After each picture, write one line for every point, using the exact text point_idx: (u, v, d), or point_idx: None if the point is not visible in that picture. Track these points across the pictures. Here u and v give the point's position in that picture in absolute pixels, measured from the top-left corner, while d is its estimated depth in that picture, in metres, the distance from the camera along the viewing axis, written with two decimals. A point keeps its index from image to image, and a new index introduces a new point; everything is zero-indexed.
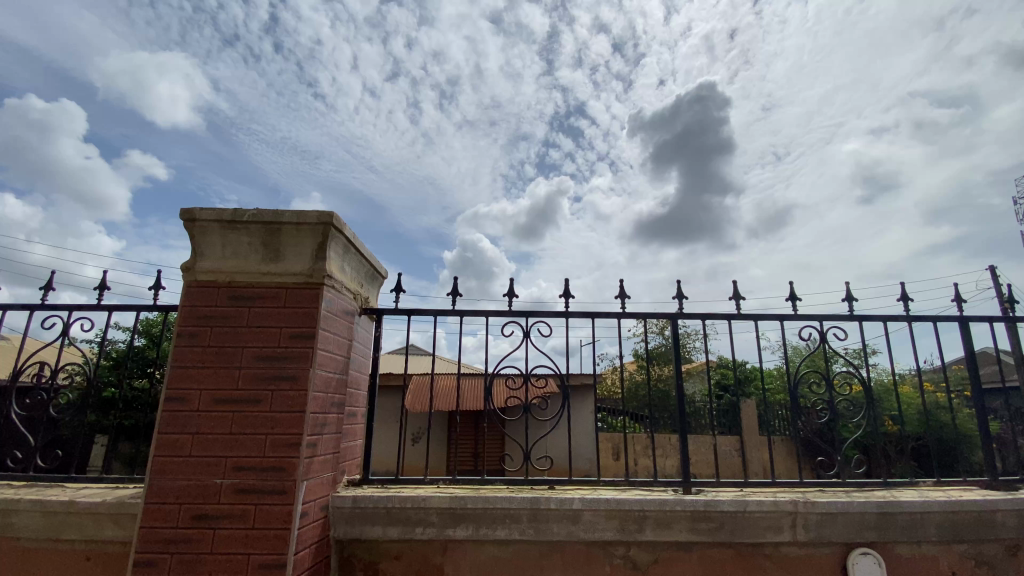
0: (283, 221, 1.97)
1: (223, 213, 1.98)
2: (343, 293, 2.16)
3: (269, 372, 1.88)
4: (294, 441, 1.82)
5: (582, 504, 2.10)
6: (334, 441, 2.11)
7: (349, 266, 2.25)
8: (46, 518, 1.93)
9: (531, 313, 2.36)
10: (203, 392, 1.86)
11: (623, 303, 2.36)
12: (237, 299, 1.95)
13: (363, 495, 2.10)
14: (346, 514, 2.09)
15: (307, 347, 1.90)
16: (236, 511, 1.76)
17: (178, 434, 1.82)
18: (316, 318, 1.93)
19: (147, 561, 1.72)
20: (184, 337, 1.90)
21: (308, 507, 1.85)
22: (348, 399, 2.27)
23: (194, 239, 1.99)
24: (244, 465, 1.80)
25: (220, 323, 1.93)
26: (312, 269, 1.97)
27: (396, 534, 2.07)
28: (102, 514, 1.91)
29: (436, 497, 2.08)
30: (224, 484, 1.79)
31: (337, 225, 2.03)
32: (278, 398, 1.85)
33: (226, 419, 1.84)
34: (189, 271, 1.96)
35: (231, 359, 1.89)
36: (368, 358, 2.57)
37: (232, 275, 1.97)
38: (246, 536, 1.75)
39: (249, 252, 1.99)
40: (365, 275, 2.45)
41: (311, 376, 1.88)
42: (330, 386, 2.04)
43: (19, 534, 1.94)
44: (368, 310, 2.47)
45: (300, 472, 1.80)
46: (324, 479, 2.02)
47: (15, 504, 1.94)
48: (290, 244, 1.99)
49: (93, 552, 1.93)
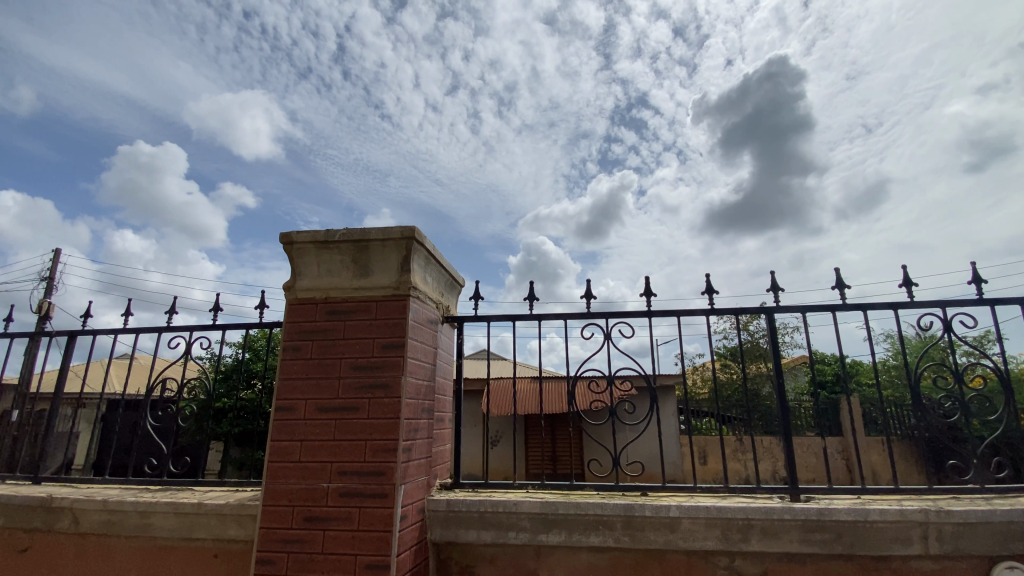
0: (371, 238, 2.07)
1: (317, 234, 2.11)
2: (426, 302, 2.23)
3: (366, 380, 1.97)
4: (392, 445, 1.89)
5: (679, 511, 2.00)
6: (427, 445, 2.17)
7: (431, 276, 2.32)
8: (179, 519, 2.15)
9: (611, 314, 2.29)
10: (308, 401, 1.99)
11: (711, 299, 2.22)
12: (333, 313, 2.07)
13: (456, 499, 2.14)
14: (441, 517, 2.15)
15: (398, 356, 1.98)
16: (343, 513, 1.86)
17: (289, 441, 1.97)
18: (404, 327, 2.00)
19: (267, 559, 1.87)
20: (290, 352, 2.05)
21: (406, 510, 1.92)
22: (436, 405, 2.33)
23: (293, 260, 2.14)
24: (347, 470, 1.90)
25: (319, 337, 2.05)
26: (398, 282, 2.05)
27: (490, 538, 2.09)
28: (227, 515, 2.10)
29: (528, 501, 2.07)
30: (330, 488, 1.89)
31: (419, 238, 2.10)
32: (374, 405, 1.94)
33: (329, 426, 1.96)
34: (291, 290, 2.12)
35: (331, 370, 2.01)
36: (452, 365, 2.63)
37: (327, 291, 2.09)
38: (353, 538, 1.84)
39: (341, 269, 2.11)
40: (444, 285, 2.51)
41: (403, 384, 1.95)
42: (420, 393, 2.10)
43: (157, 533, 2.17)
44: (450, 318, 2.52)
45: (398, 476, 1.87)
46: (419, 482, 2.08)
47: (153, 506, 2.17)
48: (377, 260, 2.09)
49: (220, 550, 2.12)
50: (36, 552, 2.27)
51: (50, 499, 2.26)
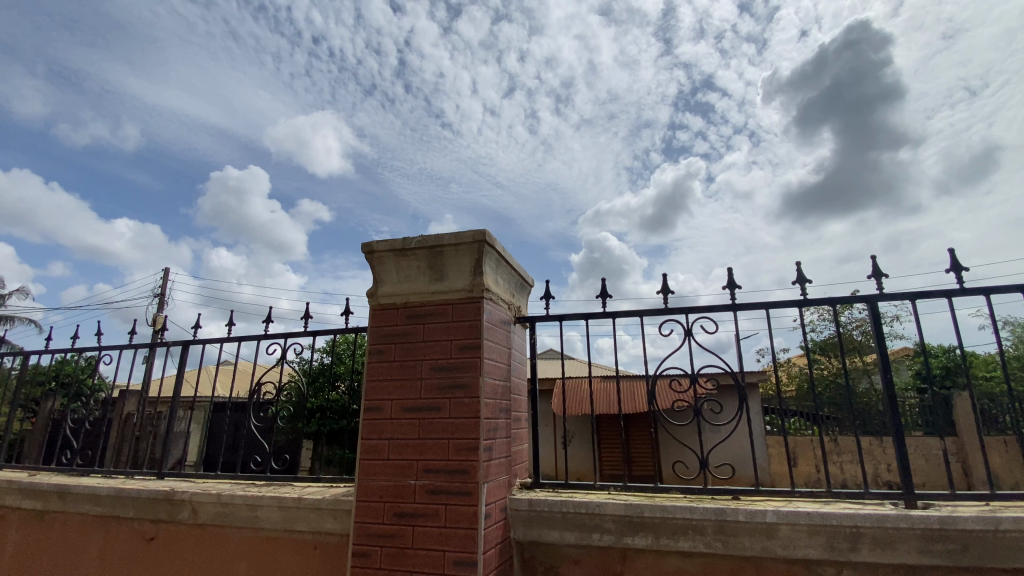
0: (444, 243, 2.13)
1: (395, 242, 2.20)
2: (499, 303, 2.25)
3: (446, 381, 2.03)
4: (473, 444, 1.93)
5: (777, 517, 1.87)
6: (506, 444, 2.19)
7: (502, 277, 2.34)
8: (282, 512, 2.32)
9: (691, 308, 2.19)
10: (393, 402, 2.08)
11: (803, 289, 2.06)
12: (413, 317, 2.15)
13: (538, 499, 2.14)
14: (524, 517, 2.16)
15: (475, 357, 2.01)
16: (430, 510, 1.92)
17: (377, 439, 2.07)
18: (479, 328, 2.04)
19: (363, 552, 1.97)
20: (375, 354, 2.16)
21: (490, 508, 1.95)
22: (513, 405, 2.35)
23: (374, 268, 2.25)
24: (433, 468, 1.96)
25: (401, 339, 2.14)
26: (472, 284, 2.09)
27: (574, 538, 2.07)
28: (323, 509, 2.25)
29: (611, 503, 2.02)
30: (418, 485, 1.96)
31: (490, 240, 2.12)
32: (455, 405, 1.99)
33: (414, 426, 2.03)
34: (373, 296, 2.23)
35: (413, 371, 2.08)
36: (525, 364, 2.64)
37: (407, 296, 2.17)
38: (440, 534, 1.89)
39: (418, 275, 2.18)
40: (515, 286, 2.52)
41: (481, 384, 1.98)
42: (497, 393, 2.13)
43: (263, 525, 2.36)
44: (521, 319, 2.53)
45: (481, 475, 1.90)
46: (501, 481, 2.11)
47: (259, 500, 2.37)
48: (451, 264, 2.14)
49: (319, 542, 2.27)
50: (163, 540, 2.54)
51: (172, 493, 2.52)
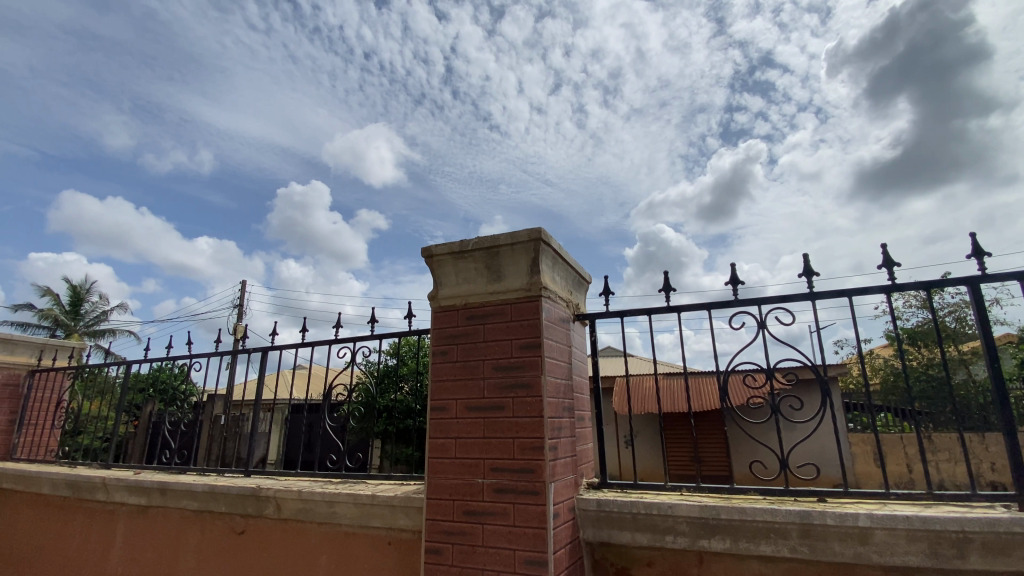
0: (500, 243, 2.14)
1: (452, 246, 2.23)
2: (557, 301, 2.23)
3: (508, 380, 2.03)
4: (538, 443, 1.92)
5: (870, 521, 1.73)
6: (571, 443, 2.17)
7: (559, 275, 2.32)
8: (357, 508, 2.42)
9: (763, 299, 2.07)
10: (458, 402, 2.11)
11: (890, 273, 1.89)
12: (474, 318, 2.18)
13: (607, 499, 2.10)
14: (592, 517, 2.13)
15: (536, 356, 2.01)
16: (498, 509, 1.94)
17: (444, 439, 2.11)
18: (539, 327, 2.03)
19: (435, 549, 2.02)
20: (439, 355, 2.21)
21: (558, 508, 1.93)
22: (576, 404, 2.32)
23: (434, 272, 2.30)
24: (499, 466, 1.97)
25: (462, 340, 2.17)
26: (529, 283, 2.08)
27: (645, 540, 2.01)
28: (396, 506, 2.32)
29: (684, 504, 1.95)
30: (485, 484, 1.98)
31: (546, 238, 2.11)
32: (519, 404, 1.99)
33: (479, 425, 2.05)
34: (435, 299, 2.28)
35: (476, 371, 2.11)
36: (587, 362, 2.60)
37: (466, 297, 2.20)
38: (510, 533, 1.90)
39: (476, 276, 2.20)
40: (573, 283, 2.49)
41: (544, 383, 1.97)
42: (560, 392, 2.12)
43: (341, 521, 2.48)
44: (580, 316, 2.49)
45: (547, 475, 1.89)
46: (567, 480, 2.09)
47: (336, 497, 2.48)
48: (508, 263, 2.14)
49: (393, 538, 2.35)
50: (252, 533, 2.73)
51: (259, 489, 2.69)
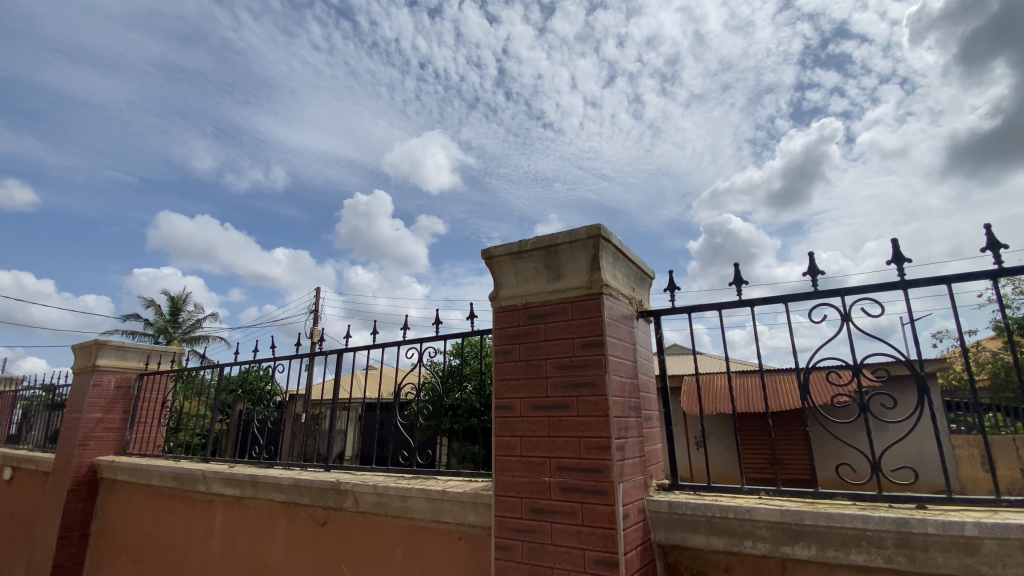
0: (559, 242, 2.13)
1: (511, 246, 2.26)
2: (620, 299, 2.19)
3: (572, 379, 2.02)
4: (605, 443, 1.90)
5: (978, 530, 1.56)
6: (639, 444, 2.12)
7: (620, 271, 2.27)
8: (429, 503, 2.51)
9: (846, 291, 1.92)
10: (522, 400, 2.13)
11: (998, 257, 1.69)
12: (534, 318, 2.18)
13: (679, 501, 2.04)
14: (664, 519, 2.07)
15: (600, 354, 1.98)
16: (566, 508, 1.93)
17: (509, 437, 2.13)
18: (602, 325, 2.00)
19: (505, 546, 2.05)
20: (502, 355, 2.24)
21: (628, 509, 1.90)
22: (643, 403, 2.27)
23: (494, 273, 2.33)
24: (566, 465, 1.97)
25: (525, 339, 2.19)
26: (590, 281, 2.06)
27: (722, 545, 1.93)
28: (466, 502, 2.38)
29: (763, 508, 1.85)
30: (552, 482, 1.98)
31: (606, 234, 2.08)
32: (583, 403, 1.97)
33: (543, 424, 2.06)
34: (496, 299, 2.31)
35: (539, 370, 2.12)
36: (653, 361, 2.53)
37: (527, 297, 2.22)
38: (579, 532, 1.89)
39: (536, 275, 2.21)
40: (635, 279, 2.44)
41: (608, 382, 1.94)
42: (625, 391, 2.08)
43: (414, 514, 2.57)
44: (645, 313, 2.42)
45: (615, 475, 1.86)
46: (636, 481, 2.04)
47: (409, 492, 2.58)
48: (568, 262, 2.13)
49: (464, 533, 2.41)
50: (333, 525, 2.90)
51: (338, 483, 2.86)
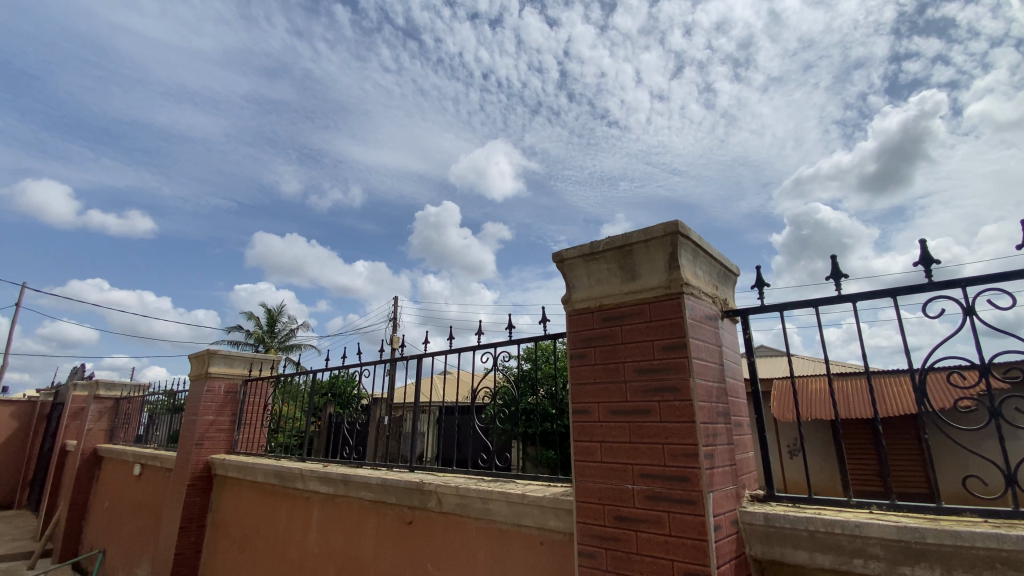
0: (633, 241, 2.07)
1: (583, 248, 2.22)
2: (702, 298, 2.08)
3: (653, 383, 1.95)
4: (692, 450, 1.81)
5: None
6: (729, 452, 2.00)
7: (702, 269, 2.16)
8: (510, 506, 2.52)
9: (968, 281, 1.69)
10: (600, 405, 2.09)
11: None
12: (610, 320, 2.13)
13: (776, 513, 1.89)
14: (761, 532, 1.93)
15: (682, 357, 1.89)
16: (652, 517, 1.86)
17: (588, 442, 2.10)
18: (683, 327, 1.91)
19: (588, 553, 2.00)
20: (577, 359, 2.20)
21: (719, 521, 1.79)
22: (732, 408, 2.14)
23: (566, 276, 2.31)
24: (650, 473, 1.90)
25: (601, 342, 2.14)
26: (669, 280, 1.98)
27: (828, 563, 1.76)
28: (547, 507, 2.36)
29: (875, 523, 1.67)
30: (636, 490, 1.92)
31: (684, 231, 1.99)
32: (666, 408, 1.89)
33: (624, 429, 2.00)
34: (569, 302, 2.29)
35: (617, 375, 2.06)
36: (741, 363, 2.38)
37: (601, 299, 2.17)
38: (667, 543, 1.81)
39: (610, 277, 2.16)
40: (718, 276, 2.31)
41: (692, 386, 1.85)
42: (712, 395, 1.96)
43: (495, 517, 2.60)
44: (730, 313, 2.28)
45: (705, 484, 1.76)
46: (728, 491, 1.92)
47: (489, 495, 2.61)
48: (644, 261, 2.07)
49: (545, 538, 2.40)
50: (418, 524, 3.01)
51: (422, 484, 2.96)
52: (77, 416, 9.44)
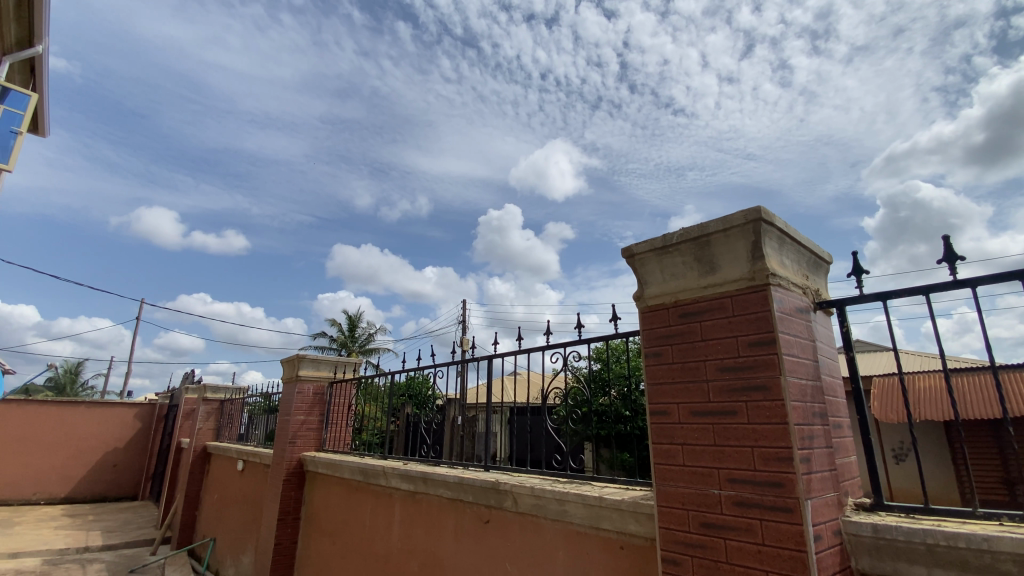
0: (710, 231, 1.97)
1: (655, 242, 2.15)
2: (792, 289, 1.93)
3: (738, 383, 1.83)
4: (786, 454, 1.68)
5: None
6: (828, 456, 1.84)
7: (789, 258, 2.01)
8: (587, 509, 2.48)
9: None
10: (680, 405, 1.99)
11: None
12: (687, 316, 2.04)
13: (887, 525, 1.71)
14: (870, 545, 1.75)
15: (771, 354, 1.76)
16: (741, 524, 1.74)
17: (669, 444, 2.01)
18: (771, 321, 1.78)
19: (673, 560, 1.92)
20: (653, 358, 2.12)
21: (820, 531, 1.65)
22: (830, 408, 1.96)
23: (638, 271, 2.24)
24: (738, 477, 1.78)
25: (678, 340, 2.05)
26: (752, 271, 1.85)
27: None
28: (625, 511, 2.29)
29: (1008, 537, 1.45)
30: (723, 496, 1.81)
31: (767, 217, 1.87)
32: (755, 409, 1.77)
33: (707, 430, 1.90)
34: (641, 299, 2.21)
35: (697, 373, 1.96)
36: (839, 360, 2.17)
37: (676, 294, 2.08)
38: (760, 553, 1.69)
39: (686, 270, 2.06)
40: (808, 265, 2.13)
41: (784, 385, 1.72)
42: (807, 395, 1.81)
43: (572, 519, 2.57)
44: (824, 304, 2.10)
45: (802, 490, 1.63)
46: (829, 499, 1.77)
47: (565, 496, 2.58)
48: (723, 252, 1.96)
49: (625, 542, 2.33)
50: (495, 523, 3.04)
51: (498, 484, 2.98)
52: (189, 416, 10.54)
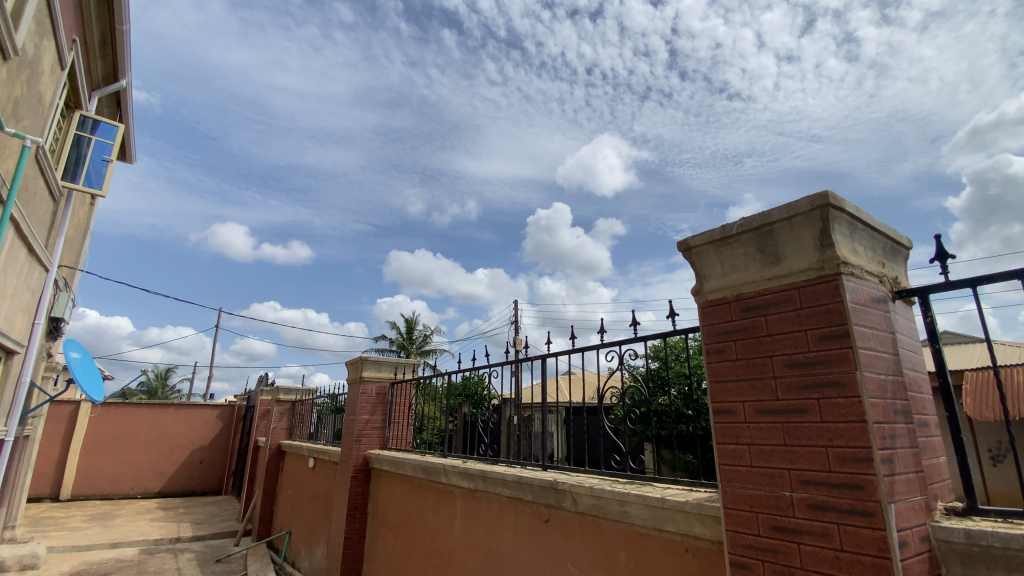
0: (773, 220, 1.88)
1: (713, 233, 2.08)
2: (866, 278, 1.80)
3: (808, 379, 1.74)
4: (864, 454, 1.57)
5: None
6: (914, 456, 1.70)
7: (863, 245, 1.88)
8: (649, 510, 2.43)
9: None
10: (746, 404, 1.91)
11: None
12: (751, 310, 1.95)
13: (982, 531, 1.55)
14: (964, 554, 1.60)
15: (845, 348, 1.66)
16: (817, 528, 1.65)
17: (735, 444, 1.93)
18: (844, 313, 1.68)
19: (742, 564, 1.83)
20: (715, 354, 2.05)
21: (906, 537, 1.53)
22: (914, 405, 1.81)
23: (696, 265, 2.17)
24: (811, 479, 1.69)
25: (742, 335, 1.96)
26: (821, 260, 1.75)
27: None
28: (689, 513, 2.22)
29: None
30: (795, 498, 1.72)
31: (836, 203, 1.76)
32: (828, 406, 1.67)
33: (776, 429, 1.81)
34: (700, 293, 2.14)
35: (764, 370, 1.87)
36: (923, 353, 2.00)
37: (737, 287, 2.00)
38: (838, 559, 1.59)
39: (747, 262, 1.98)
40: (884, 251, 1.98)
41: (861, 380, 1.61)
42: (887, 391, 1.69)
43: (633, 520, 2.53)
44: (903, 293, 1.94)
45: (884, 493, 1.52)
46: (916, 503, 1.63)
47: (626, 497, 2.54)
48: (788, 241, 1.86)
49: (691, 545, 2.26)
50: (555, 523, 3.05)
51: (557, 483, 2.98)
52: (264, 416, 11.28)
